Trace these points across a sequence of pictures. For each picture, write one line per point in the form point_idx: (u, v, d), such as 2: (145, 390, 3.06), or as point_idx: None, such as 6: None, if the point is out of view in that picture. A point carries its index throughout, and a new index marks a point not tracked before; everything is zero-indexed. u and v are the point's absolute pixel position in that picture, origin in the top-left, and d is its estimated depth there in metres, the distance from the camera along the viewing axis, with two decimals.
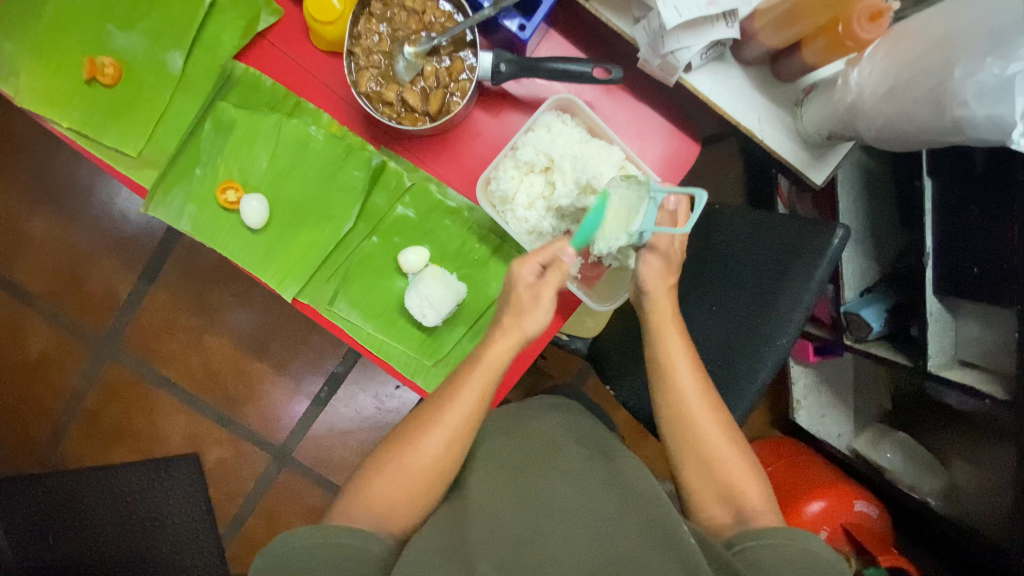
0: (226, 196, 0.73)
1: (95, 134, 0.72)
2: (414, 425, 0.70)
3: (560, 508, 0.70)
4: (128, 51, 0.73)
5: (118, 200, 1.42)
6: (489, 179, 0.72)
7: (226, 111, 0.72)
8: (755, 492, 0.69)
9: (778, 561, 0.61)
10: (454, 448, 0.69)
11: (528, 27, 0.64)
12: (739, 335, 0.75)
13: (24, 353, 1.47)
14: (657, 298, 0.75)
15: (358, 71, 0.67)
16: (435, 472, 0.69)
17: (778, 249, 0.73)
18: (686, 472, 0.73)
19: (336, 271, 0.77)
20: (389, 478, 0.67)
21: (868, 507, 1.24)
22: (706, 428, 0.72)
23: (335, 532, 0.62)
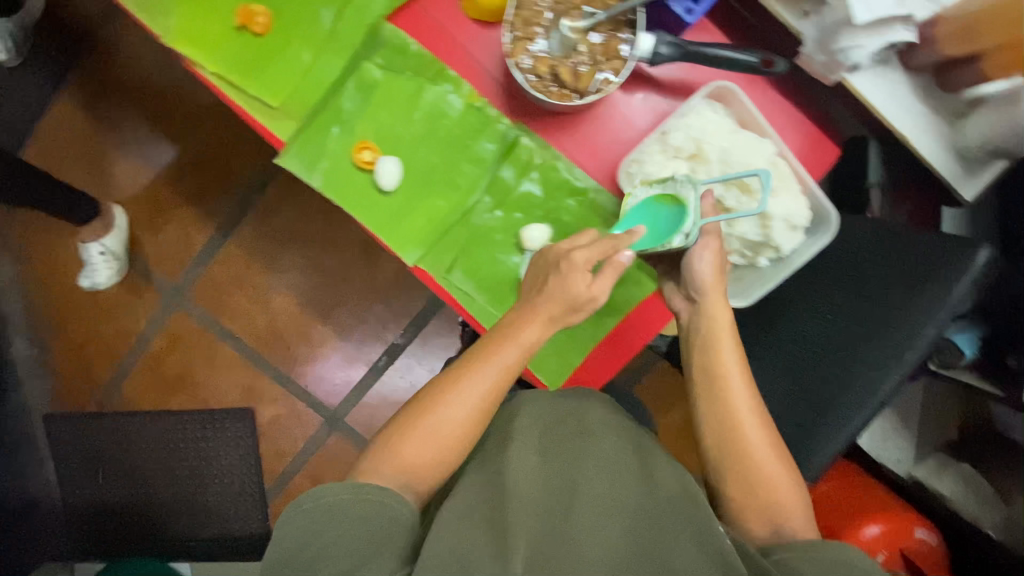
0: (362, 156, 0.74)
1: (239, 82, 0.72)
2: (431, 397, 0.72)
3: (599, 497, 0.70)
4: (281, 2, 0.72)
5: (198, 134, 1.44)
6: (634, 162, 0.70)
7: (371, 72, 0.73)
8: (796, 508, 0.70)
9: (812, 570, 0.63)
10: (473, 420, 0.71)
11: (696, 11, 0.63)
12: (859, 346, 0.73)
13: (96, 293, 1.51)
14: (711, 304, 0.73)
15: (515, 41, 0.66)
16: (459, 440, 0.71)
17: (910, 264, 0.72)
18: (728, 485, 0.72)
19: (455, 243, 0.77)
20: (407, 450, 0.69)
21: (927, 534, 1.20)
22: (757, 445, 0.71)
23: (368, 491, 0.65)
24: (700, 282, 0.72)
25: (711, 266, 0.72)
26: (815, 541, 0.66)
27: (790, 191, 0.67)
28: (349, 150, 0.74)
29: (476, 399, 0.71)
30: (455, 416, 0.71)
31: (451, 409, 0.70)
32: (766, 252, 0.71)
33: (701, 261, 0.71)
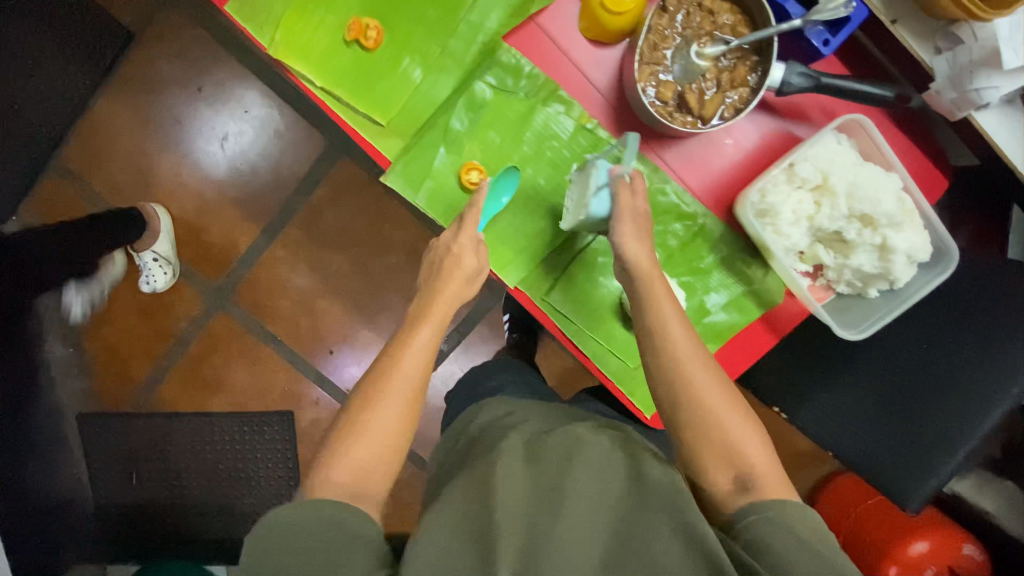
0: (469, 176, 0.72)
1: (347, 97, 0.70)
2: (363, 400, 0.67)
3: (579, 487, 0.64)
4: (392, 17, 0.70)
5: (238, 119, 1.41)
6: (762, 193, 0.66)
7: (481, 91, 0.71)
8: (767, 465, 0.64)
9: (779, 542, 0.56)
10: (411, 406, 0.67)
11: (833, 44, 0.62)
12: (936, 390, 0.85)
13: (135, 292, 1.48)
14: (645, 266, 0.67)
15: (642, 66, 0.65)
16: (400, 434, 0.66)
17: (976, 325, 0.86)
18: (698, 452, 0.66)
19: (555, 266, 0.76)
20: (357, 451, 0.64)
21: (974, 550, 1.23)
22: (710, 400, 0.65)
23: (326, 510, 0.59)
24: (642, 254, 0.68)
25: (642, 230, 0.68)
26: (785, 503, 0.60)
27: (913, 225, 0.66)
28: (456, 169, 0.73)
29: (411, 383, 0.67)
30: (390, 408, 0.66)
31: (389, 403, 0.66)
32: (879, 283, 0.70)
33: (633, 238, 0.67)
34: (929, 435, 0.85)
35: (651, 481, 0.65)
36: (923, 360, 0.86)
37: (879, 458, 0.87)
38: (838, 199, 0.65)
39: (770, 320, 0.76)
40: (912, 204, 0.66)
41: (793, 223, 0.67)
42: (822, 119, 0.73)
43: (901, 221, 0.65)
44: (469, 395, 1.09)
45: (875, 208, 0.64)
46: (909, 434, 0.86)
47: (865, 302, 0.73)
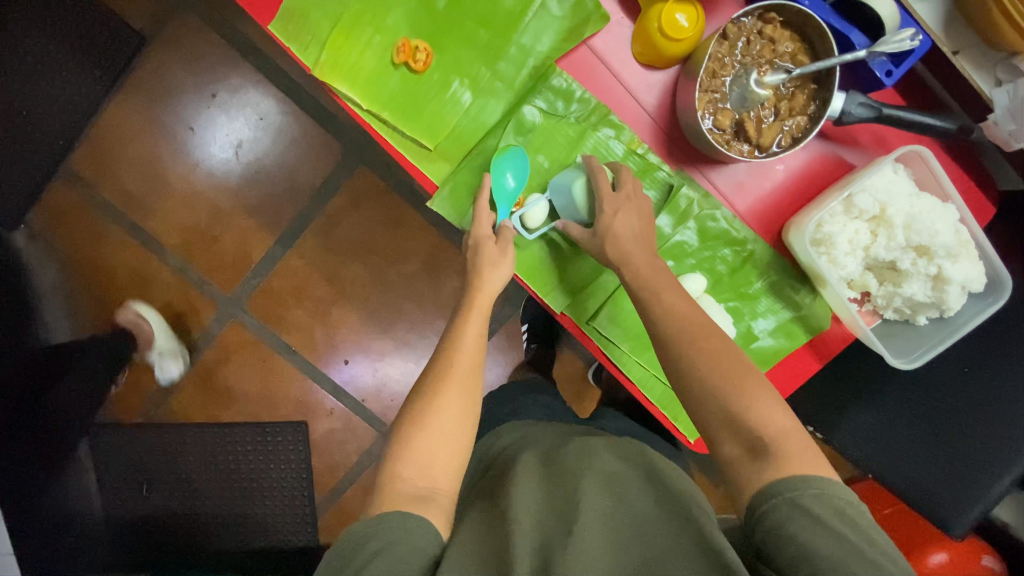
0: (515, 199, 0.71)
1: (394, 120, 0.68)
2: (416, 412, 0.69)
3: (596, 504, 0.66)
4: (442, 40, 0.68)
5: (251, 123, 1.37)
6: (818, 224, 0.66)
7: (531, 114, 0.70)
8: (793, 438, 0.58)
9: (804, 528, 0.52)
10: (465, 415, 0.69)
11: (895, 74, 0.62)
12: (982, 420, 0.87)
13: (145, 303, 1.44)
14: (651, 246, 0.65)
15: (700, 94, 0.64)
16: (457, 428, 0.69)
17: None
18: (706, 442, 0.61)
19: (601, 291, 0.76)
20: (418, 444, 0.66)
21: (993, 561, 1.25)
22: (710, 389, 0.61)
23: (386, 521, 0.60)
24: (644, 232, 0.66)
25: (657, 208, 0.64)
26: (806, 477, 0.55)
27: (969, 254, 0.66)
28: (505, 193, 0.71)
29: (459, 392, 0.69)
30: (441, 417, 0.68)
31: (439, 411, 0.68)
32: (930, 311, 0.70)
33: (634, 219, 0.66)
34: (974, 464, 0.87)
35: (668, 496, 0.67)
36: (964, 385, 0.88)
37: (924, 481, 0.89)
38: (893, 228, 0.65)
39: (816, 346, 0.76)
40: (966, 235, 0.66)
41: (847, 251, 0.67)
42: (872, 144, 0.72)
43: (957, 250, 0.65)
44: (497, 411, 1.08)
45: (931, 239, 0.64)
46: (954, 460, 0.88)
47: (913, 329, 0.73)
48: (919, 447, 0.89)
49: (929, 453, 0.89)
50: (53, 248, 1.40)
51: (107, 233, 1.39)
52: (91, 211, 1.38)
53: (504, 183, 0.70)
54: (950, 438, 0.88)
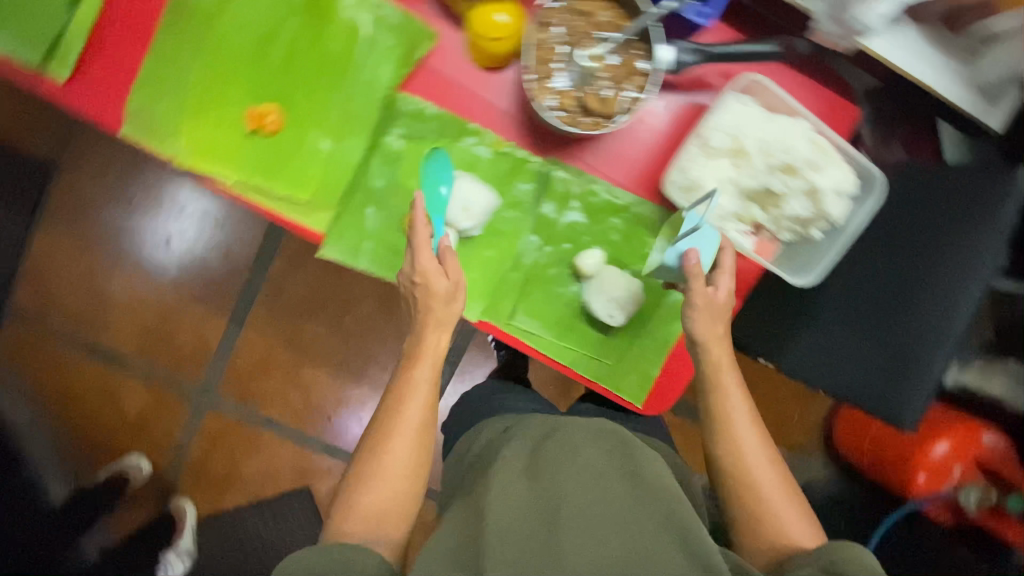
0: (417, 224, 0.72)
1: (263, 186, 0.70)
2: (373, 439, 0.70)
3: (581, 502, 0.64)
4: (289, 98, 0.70)
5: (174, 216, 1.39)
6: (681, 171, 0.68)
7: (393, 143, 0.72)
8: (803, 531, 0.71)
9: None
10: (417, 441, 0.69)
11: (708, 14, 0.66)
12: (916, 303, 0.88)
13: (120, 414, 1.44)
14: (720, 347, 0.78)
15: (538, 83, 0.66)
16: (413, 474, 0.69)
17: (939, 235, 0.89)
18: (738, 520, 0.74)
19: (512, 290, 0.77)
20: (372, 494, 0.67)
21: (994, 438, 1.25)
22: (761, 475, 0.74)
23: (346, 548, 0.61)
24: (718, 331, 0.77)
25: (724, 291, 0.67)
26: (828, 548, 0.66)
27: (831, 160, 0.68)
28: (397, 224, 0.73)
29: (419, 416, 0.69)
30: (398, 445, 0.68)
31: (397, 437, 0.69)
32: (819, 224, 0.71)
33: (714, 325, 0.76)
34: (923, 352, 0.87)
35: (650, 486, 0.67)
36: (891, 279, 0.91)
37: (879, 384, 0.89)
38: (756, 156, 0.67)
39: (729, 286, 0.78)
40: (825, 144, 0.68)
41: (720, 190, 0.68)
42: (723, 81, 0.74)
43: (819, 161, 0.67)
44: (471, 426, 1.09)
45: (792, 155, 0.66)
46: (890, 355, 0.88)
47: (813, 245, 0.73)
48: (849, 346, 0.90)
49: (860, 351, 0.90)
50: (17, 386, 1.40)
51: (64, 357, 1.40)
52: (42, 342, 1.39)
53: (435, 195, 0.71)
54: (876, 333, 0.89)
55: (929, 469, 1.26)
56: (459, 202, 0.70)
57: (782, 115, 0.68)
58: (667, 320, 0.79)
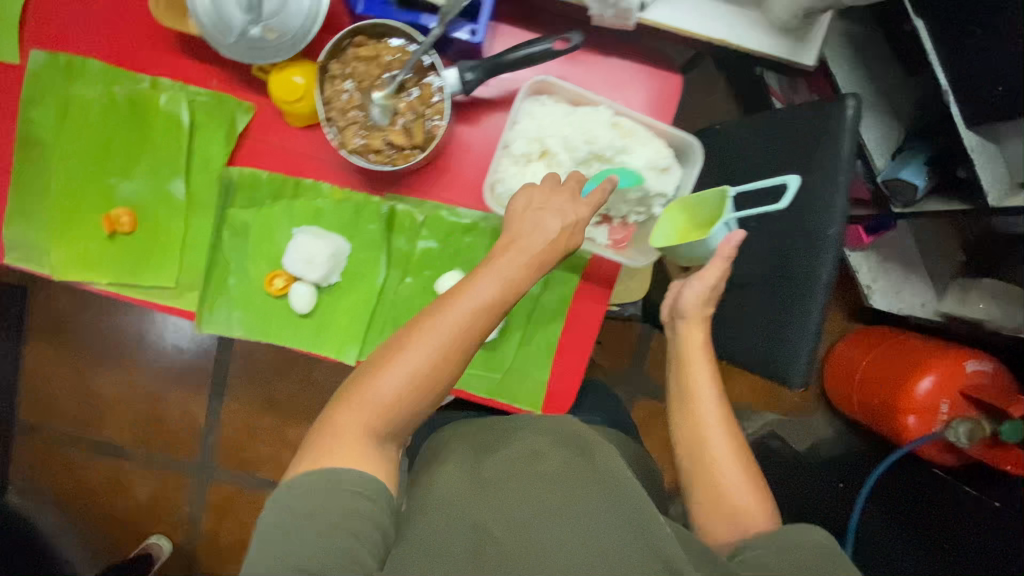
0: (275, 284, 0.76)
1: (133, 280, 0.76)
2: (364, 367, 0.64)
3: (535, 501, 0.63)
4: (137, 196, 0.76)
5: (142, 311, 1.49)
6: (496, 183, 0.71)
7: (238, 214, 0.75)
8: (756, 510, 0.72)
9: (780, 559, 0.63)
10: (420, 388, 0.63)
11: (478, 30, 0.65)
12: None
13: (134, 502, 1.53)
14: (688, 324, 0.82)
15: (341, 131, 0.69)
16: (392, 414, 0.62)
17: None
18: (696, 499, 0.76)
19: (387, 326, 0.78)
20: (345, 420, 0.62)
21: (981, 363, 1.16)
22: (720, 457, 0.76)
23: (342, 481, 0.59)
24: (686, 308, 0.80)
25: (702, 289, 0.78)
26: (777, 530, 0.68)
27: (642, 140, 0.71)
28: (262, 286, 0.77)
29: (429, 363, 0.62)
30: (397, 390, 0.62)
31: (396, 382, 0.62)
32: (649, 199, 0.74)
33: (690, 290, 0.78)
34: None
35: (603, 473, 0.66)
36: None
37: None
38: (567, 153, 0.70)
39: (599, 278, 0.80)
40: (630, 124, 0.71)
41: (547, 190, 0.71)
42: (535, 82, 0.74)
43: (625, 144, 0.70)
44: None
45: (595, 145, 0.69)
46: (762, 314, 0.77)
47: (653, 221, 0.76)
48: (732, 314, 0.84)
49: (744, 317, 0.81)
50: (41, 493, 1.51)
51: (76, 459, 1.51)
52: (55, 446, 1.51)
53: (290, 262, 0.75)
54: (749, 293, 0.81)
55: (918, 410, 1.18)
56: (300, 256, 0.73)
57: (584, 107, 0.71)
58: (545, 325, 0.81)
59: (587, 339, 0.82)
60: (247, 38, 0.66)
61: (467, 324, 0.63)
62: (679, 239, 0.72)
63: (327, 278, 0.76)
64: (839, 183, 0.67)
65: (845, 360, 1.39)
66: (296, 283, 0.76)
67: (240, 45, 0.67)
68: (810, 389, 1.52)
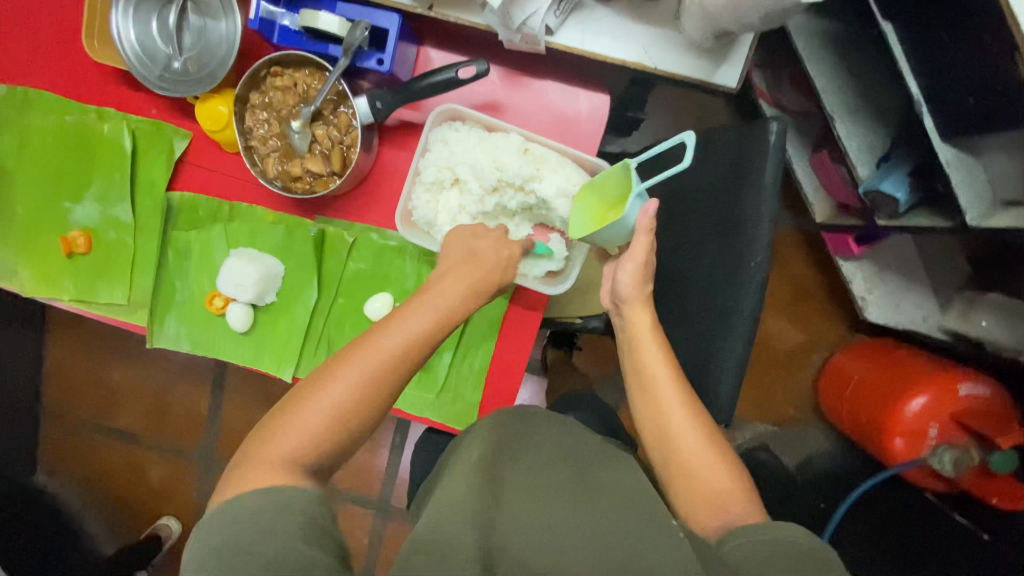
0: (214, 303, 0.80)
1: (88, 297, 0.81)
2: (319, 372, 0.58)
3: (522, 507, 0.56)
4: (89, 219, 0.81)
5: None
6: (412, 210, 0.73)
7: (181, 237, 0.80)
8: (740, 495, 0.61)
9: (765, 554, 0.51)
10: (368, 398, 0.57)
11: (385, 60, 0.66)
12: None
13: (147, 486, 1.64)
14: (634, 309, 0.72)
15: (261, 159, 0.71)
16: (347, 421, 0.56)
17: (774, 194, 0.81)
18: (673, 492, 0.65)
19: (321, 343, 0.81)
20: (300, 425, 0.55)
21: (976, 388, 1.08)
22: (690, 445, 0.64)
23: (290, 498, 0.49)
24: (624, 292, 0.72)
25: (634, 268, 0.70)
26: (766, 522, 0.55)
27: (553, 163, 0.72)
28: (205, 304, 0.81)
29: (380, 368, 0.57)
30: (343, 399, 0.56)
31: (346, 387, 0.56)
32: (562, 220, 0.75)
33: (622, 274, 0.71)
34: None
35: (604, 488, 0.59)
36: None
37: None
38: (478, 178, 0.72)
39: (528, 303, 0.82)
40: (541, 148, 0.72)
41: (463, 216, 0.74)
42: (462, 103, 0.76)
43: (536, 171, 0.71)
44: None
45: (503, 172, 0.71)
46: (693, 347, 0.73)
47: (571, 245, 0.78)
48: None
49: (674, 345, 0.77)
50: (67, 474, 1.65)
51: (96, 444, 1.64)
52: (79, 432, 1.64)
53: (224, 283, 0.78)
54: (682, 322, 0.76)
55: (905, 433, 1.10)
56: (232, 279, 0.77)
57: (496, 133, 0.73)
58: (478, 345, 0.82)
59: (520, 358, 0.83)
60: (171, 72, 0.70)
61: (418, 330, 0.60)
62: (596, 223, 0.67)
63: (262, 296, 0.79)
64: (762, 212, 0.64)
65: (837, 372, 1.32)
66: (234, 302, 0.79)
67: (162, 78, 0.70)
68: (803, 401, 1.42)
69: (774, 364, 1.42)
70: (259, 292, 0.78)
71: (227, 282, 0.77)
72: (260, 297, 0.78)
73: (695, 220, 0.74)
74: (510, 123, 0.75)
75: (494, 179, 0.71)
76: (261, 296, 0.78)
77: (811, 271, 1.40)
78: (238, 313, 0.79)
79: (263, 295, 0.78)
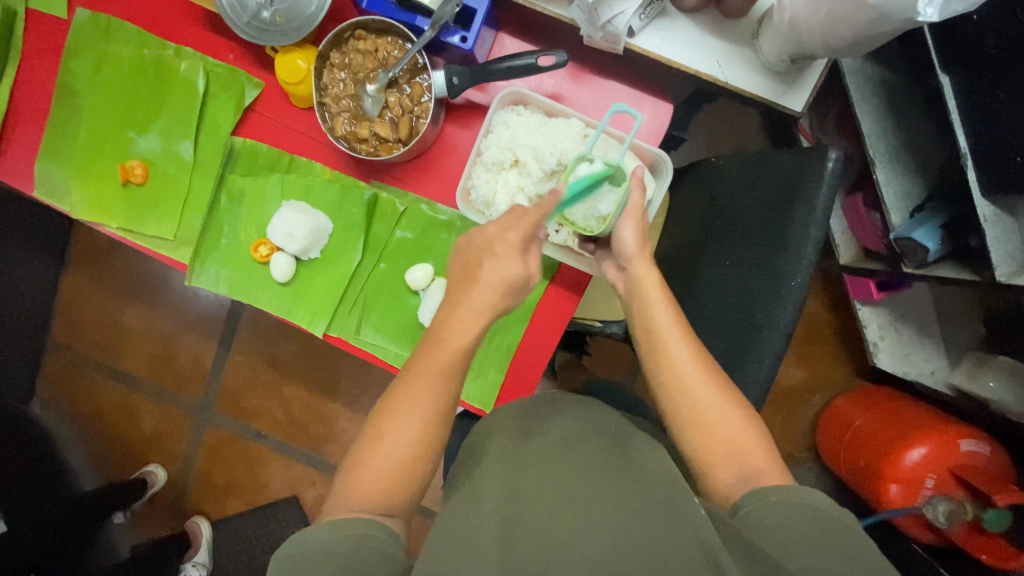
0: (259, 252, 0.81)
1: (137, 228, 0.82)
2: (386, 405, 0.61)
3: (563, 484, 0.58)
4: (150, 151, 0.83)
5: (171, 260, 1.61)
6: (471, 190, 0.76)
7: (237, 182, 0.81)
8: (758, 449, 0.61)
9: (786, 523, 0.53)
10: (401, 477, 0.58)
11: (469, 38, 0.69)
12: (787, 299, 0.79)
13: (139, 432, 1.64)
14: (640, 267, 0.70)
15: (332, 117, 0.73)
16: (420, 446, 0.59)
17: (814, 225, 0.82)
18: (689, 450, 0.64)
19: (355, 305, 0.82)
20: (379, 459, 0.58)
21: (977, 445, 1.10)
22: (704, 399, 0.62)
23: (352, 528, 0.53)
24: (628, 249, 0.70)
25: (633, 226, 0.70)
26: (788, 486, 0.57)
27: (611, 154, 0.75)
28: (249, 250, 0.82)
29: (408, 449, 0.59)
30: (394, 455, 0.59)
31: (381, 467, 0.58)
32: None
33: (623, 230, 0.70)
34: None
35: (644, 467, 0.60)
36: None
37: None
38: (540, 162, 0.74)
39: (570, 287, 0.84)
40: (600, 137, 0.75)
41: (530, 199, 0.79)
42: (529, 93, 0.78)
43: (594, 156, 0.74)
44: None
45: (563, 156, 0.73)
46: (722, 356, 0.75)
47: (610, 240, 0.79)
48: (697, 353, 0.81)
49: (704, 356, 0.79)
50: (60, 409, 1.64)
51: (94, 383, 1.64)
52: (79, 367, 1.64)
53: (274, 234, 0.79)
54: (715, 331, 0.77)
55: (901, 480, 1.12)
56: (282, 229, 0.78)
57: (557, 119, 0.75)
58: (510, 327, 0.84)
59: (545, 348, 0.84)
60: (259, 20, 0.72)
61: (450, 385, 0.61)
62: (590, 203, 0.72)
63: (308, 252, 0.80)
64: (810, 235, 0.65)
65: (841, 415, 1.32)
66: (281, 254, 0.81)
67: (250, 25, 0.72)
68: (801, 438, 1.43)
69: (776, 398, 1.44)
70: (308, 247, 0.80)
71: (277, 232, 0.79)
72: (307, 251, 0.80)
73: (740, 237, 0.76)
74: (574, 111, 0.78)
75: (554, 163, 0.74)
76: (308, 251, 0.80)
77: (825, 311, 1.42)
78: (282, 265, 0.81)
79: (312, 249, 0.80)
